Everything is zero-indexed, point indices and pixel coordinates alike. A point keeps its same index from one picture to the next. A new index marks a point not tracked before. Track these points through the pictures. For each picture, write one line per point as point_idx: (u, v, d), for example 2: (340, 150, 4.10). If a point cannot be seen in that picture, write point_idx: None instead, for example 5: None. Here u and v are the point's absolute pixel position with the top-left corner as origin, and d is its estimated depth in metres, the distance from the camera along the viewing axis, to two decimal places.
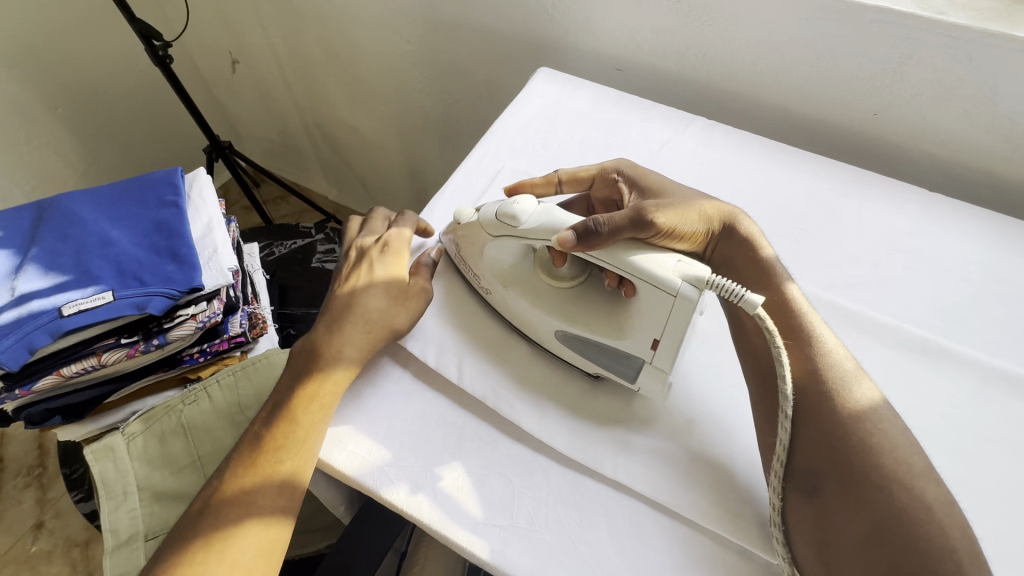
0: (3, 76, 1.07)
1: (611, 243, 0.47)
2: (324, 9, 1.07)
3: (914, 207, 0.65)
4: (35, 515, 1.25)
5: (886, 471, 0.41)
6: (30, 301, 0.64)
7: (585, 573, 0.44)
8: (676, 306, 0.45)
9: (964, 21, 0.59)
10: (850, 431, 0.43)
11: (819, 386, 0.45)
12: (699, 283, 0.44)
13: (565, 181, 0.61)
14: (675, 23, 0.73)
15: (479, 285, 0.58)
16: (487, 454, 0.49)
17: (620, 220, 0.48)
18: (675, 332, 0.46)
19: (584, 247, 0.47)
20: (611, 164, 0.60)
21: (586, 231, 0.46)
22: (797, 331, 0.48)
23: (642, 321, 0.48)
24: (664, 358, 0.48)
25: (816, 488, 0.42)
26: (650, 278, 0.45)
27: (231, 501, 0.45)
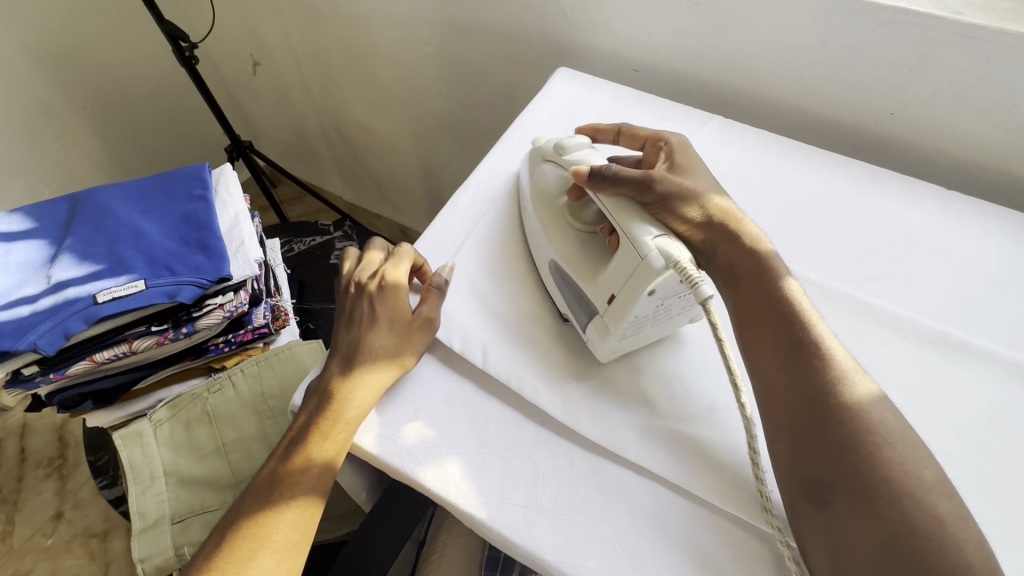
0: (34, 76, 1.11)
1: (615, 192, 0.53)
2: (346, 12, 1.10)
3: (932, 205, 0.65)
4: (55, 505, 1.28)
5: (895, 486, 0.39)
6: (66, 289, 0.67)
7: (607, 552, 0.45)
8: (638, 267, 0.48)
9: (981, 22, 0.60)
10: (859, 444, 0.41)
11: (827, 397, 0.43)
12: (667, 259, 0.46)
13: (623, 133, 0.66)
14: (692, 25, 0.75)
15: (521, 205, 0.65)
16: (511, 438, 0.51)
17: (626, 177, 0.52)
18: (629, 295, 0.48)
19: (589, 185, 0.54)
20: (666, 134, 0.63)
21: (597, 173, 0.53)
22: (804, 342, 0.46)
23: (611, 273, 0.51)
24: (613, 317, 0.50)
25: (826, 499, 0.41)
26: (631, 236, 0.49)
27: (247, 536, 0.46)
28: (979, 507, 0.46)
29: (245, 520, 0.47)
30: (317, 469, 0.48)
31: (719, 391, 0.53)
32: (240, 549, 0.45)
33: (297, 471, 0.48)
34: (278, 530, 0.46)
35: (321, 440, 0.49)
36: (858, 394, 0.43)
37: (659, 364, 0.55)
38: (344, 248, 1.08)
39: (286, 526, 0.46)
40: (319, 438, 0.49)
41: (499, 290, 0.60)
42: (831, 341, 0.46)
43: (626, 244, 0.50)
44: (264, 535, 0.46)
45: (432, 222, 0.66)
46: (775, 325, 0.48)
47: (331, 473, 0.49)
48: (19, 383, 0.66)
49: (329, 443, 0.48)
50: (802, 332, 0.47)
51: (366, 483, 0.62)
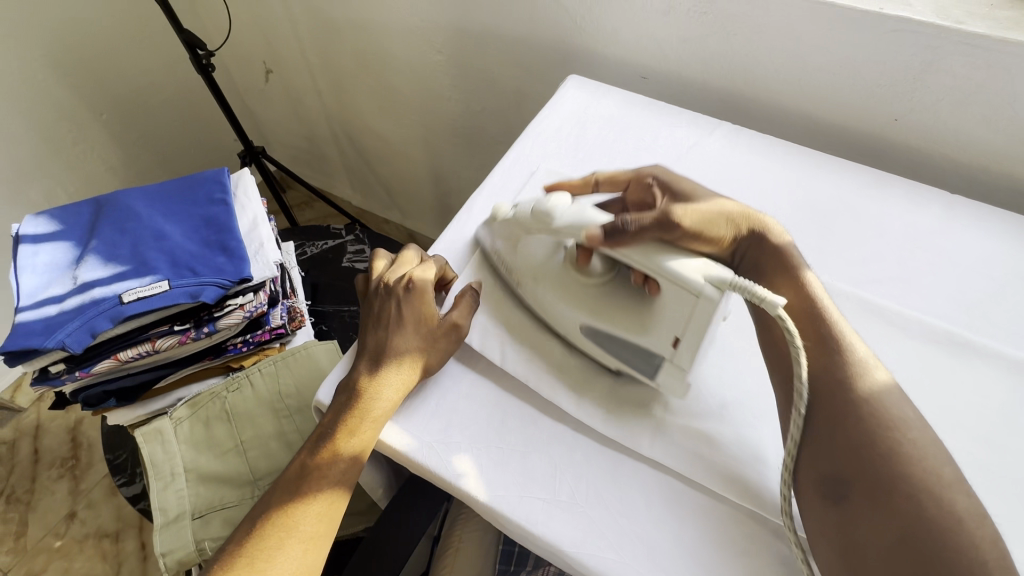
0: (54, 83, 1.13)
1: (639, 243, 0.50)
2: (359, 21, 1.13)
3: (937, 208, 0.67)
4: (68, 505, 1.29)
5: (913, 482, 0.41)
6: (92, 289, 0.69)
7: (624, 543, 0.46)
8: (697, 305, 0.47)
9: (983, 31, 0.62)
10: (878, 440, 0.43)
11: (847, 395, 0.45)
12: (721, 287, 0.45)
13: (602, 181, 0.63)
14: (701, 33, 0.77)
15: (511, 279, 0.61)
16: (530, 433, 0.52)
17: (646, 220, 0.50)
18: (695, 332, 0.48)
19: (609, 244, 0.51)
20: (648, 171, 0.61)
21: (612, 231, 0.50)
22: (826, 339, 0.48)
23: (666, 315, 0.50)
24: (684, 356, 0.50)
25: (842, 496, 0.43)
26: (677, 278, 0.47)
27: (276, 524, 0.48)
28: (986, 501, 0.48)
29: (275, 509, 0.49)
30: (344, 464, 0.50)
31: (731, 388, 0.54)
32: (269, 537, 0.47)
33: (324, 465, 0.50)
34: (306, 521, 0.48)
35: (349, 437, 0.50)
36: (878, 391, 0.45)
37: None
38: (357, 251, 1.09)
39: (312, 518, 0.48)
40: (346, 435, 0.50)
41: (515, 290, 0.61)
42: (854, 340, 0.49)
43: (671, 286, 0.48)
44: (292, 525, 0.48)
45: (448, 224, 0.68)
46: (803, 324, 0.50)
47: (357, 470, 0.50)
48: (45, 380, 0.69)
49: (356, 440, 0.50)
50: (827, 331, 0.49)
51: (385, 479, 0.63)
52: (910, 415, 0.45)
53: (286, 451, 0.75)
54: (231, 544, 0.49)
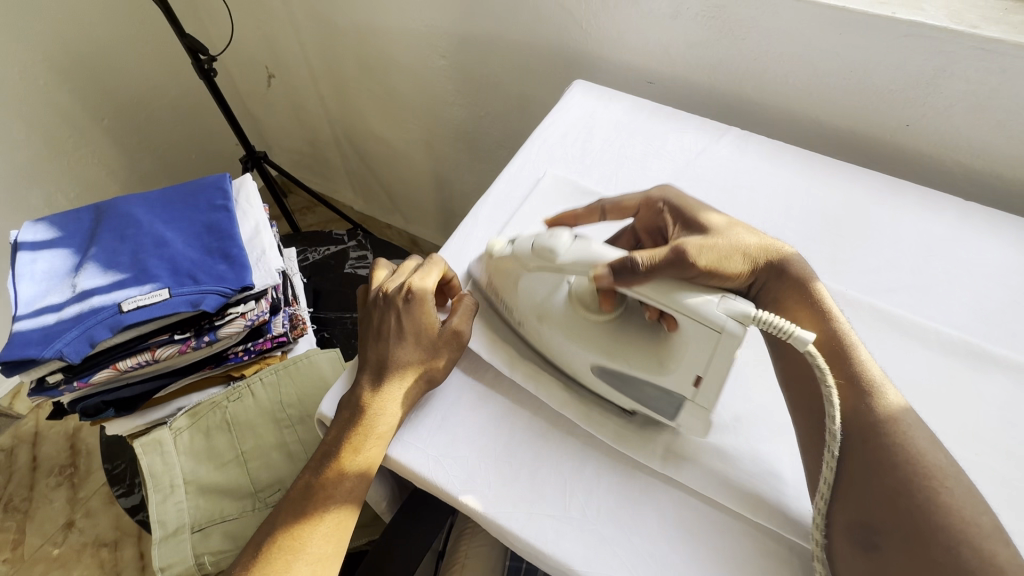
0: (55, 88, 1.12)
1: (655, 279, 0.45)
2: (362, 26, 1.12)
3: (951, 215, 0.66)
4: (66, 514, 1.27)
5: (952, 534, 0.39)
6: (91, 297, 0.67)
7: (637, 562, 0.45)
8: (720, 342, 0.43)
9: (998, 35, 0.61)
10: (915, 489, 0.41)
11: (883, 440, 0.44)
12: (745, 321, 0.42)
13: (609, 209, 0.61)
14: (708, 38, 0.76)
15: (512, 318, 0.57)
16: (539, 447, 0.51)
17: (660, 258, 0.47)
18: (718, 370, 0.45)
19: (620, 283, 0.46)
20: (658, 194, 0.59)
21: (624, 270, 0.46)
22: (855, 379, 0.47)
23: (686, 356, 0.46)
24: (707, 395, 0.46)
25: (875, 544, 0.41)
26: (697, 316, 0.43)
27: (282, 546, 0.47)
28: (1011, 518, 0.46)
29: (280, 531, 0.48)
30: (350, 483, 0.49)
31: (745, 400, 0.53)
32: (276, 560, 0.46)
33: (330, 484, 0.49)
34: (313, 543, 0.47)
35: (354, 455, 0.49)
36: (914, 438, 0.44)
37: None
38: (359, 257, 1.08)
39: (319, 539, 0.47)
40: (350, 453, 0.49)
41: None
42: (882, 379, 0.47)
43: (691, 323, 0.44)
44: (299, 547, 0.47)
45: (454, 232, 0.66)
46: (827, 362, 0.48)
47: (363, 488, 0.49)
48: (42, 391, 0.67)
49: (361, 459, 0.49)
50: (853, 369, 0.47)
51: (389, 491, 0.62)
52: (945, 460, 0.43)
53: (287, 462, 0.74)
54: (238, 566, 0.48)
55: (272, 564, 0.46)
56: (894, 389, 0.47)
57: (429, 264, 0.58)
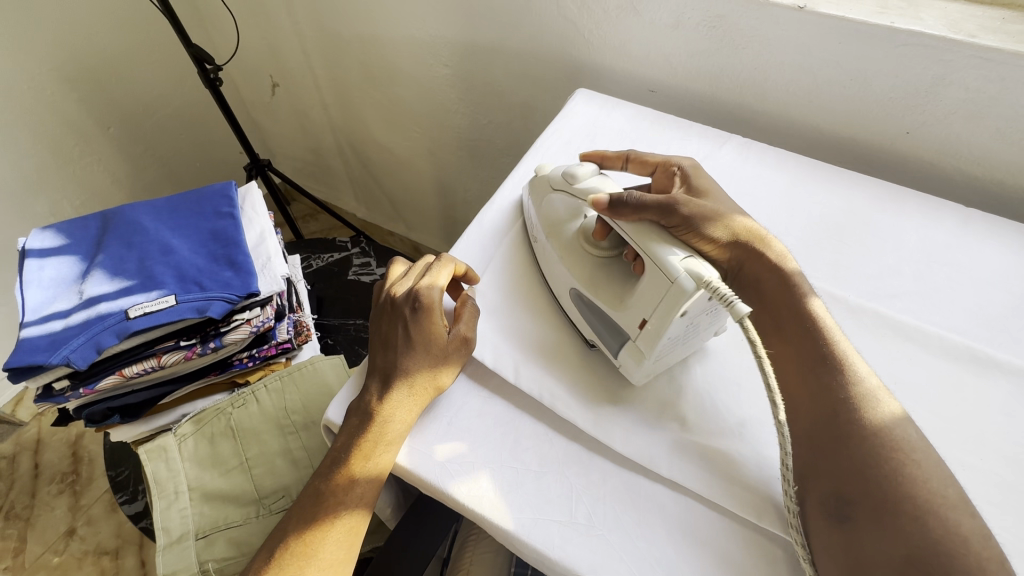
0: (62, 97, 1.14)
1: (639, 219, 0.52)
2: (366, 35, 1.13)
3: (952, 222, 0.66)
4: (67, 522, 1.27)
5: (918, 501, 0.41)
6: (98, 304, 0.68)
7: (643, 567, 0.45)
8: (669, 292, 0.47)
9: (996, 44, 0.62)
10: (881, 460, 0.43)
11: (852, 414, 0.46)
12: (697, 280, 0.46)
13: (632, 160, 0.66)
14: (709, 47, 0.77)
15: (530, 235, 0.64)
16: (544, 452, 0.51)
17: (649, 202, 0.52)
18: (662, 318, 0.48)
19: (610, 213, 0.53)
20: (678, 160, 0.63)
21: (619, 199, 0.52)
22: (829, 358, 0.49)
23: (640, 298, 0.50)
24: (647, 341, 0.50)
25: (846, 515, 0.43)
26: (658, 261, 0.48)
27: (295, 552, 0.47)
28: (1019, 525, 0.46)
29: (293, 537, 0.48)
30: (361, 490, 0.49)
31: (749, 406, 0.53)
32: (289, 565, 0.47)
33: (341, 490, 0.49)
34: (325, 548, 0.47)
35: (364, 462, 0.49)
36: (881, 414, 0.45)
37: (687, 379, 0.55)
38: (362, 264, 1.09)
39: (332, 545, 0.48)
40: (360, 461, 0.49)
41: (526, 306, 0.61)
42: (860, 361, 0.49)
43: (653, 268, 0.49)
44: (311, 553, 0.47)
45: (459, 238, 0.67)
46: (802, 342, 0.51)
47: (373, 494, 0.49)
48: (48, 398, 0.67)
49: (372, 465, 0.49)
50: (828, 350, 0.50)
51: (394, 498, 0.62)
52: (914, 436, 0.44)
53: (292, 468, 0.74)
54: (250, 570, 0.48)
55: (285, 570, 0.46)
56: (892, 400, 0.47)
57: (438, 266, 0.58)
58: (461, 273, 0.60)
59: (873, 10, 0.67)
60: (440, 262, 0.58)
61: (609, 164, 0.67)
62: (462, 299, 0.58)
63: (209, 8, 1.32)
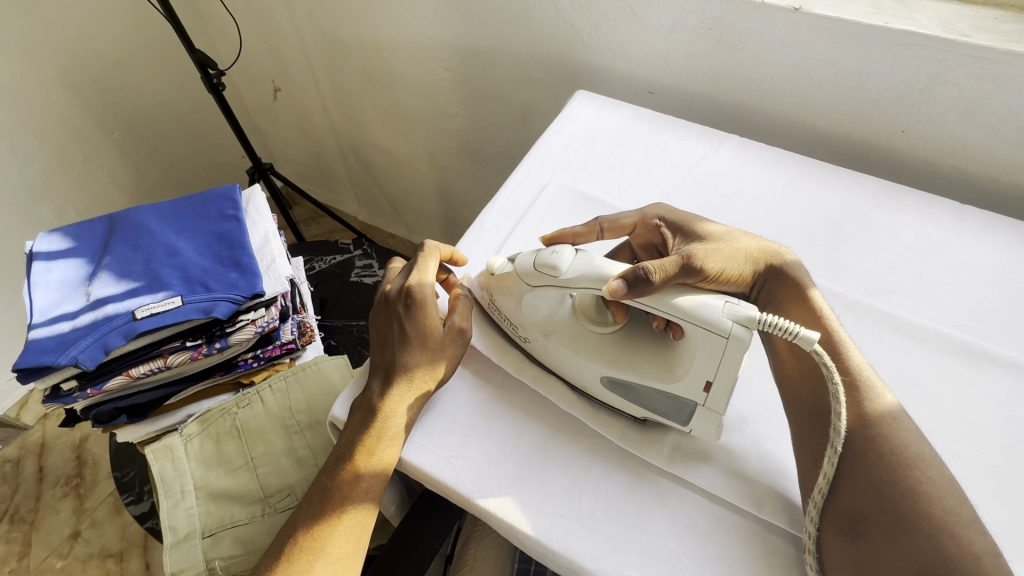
0: (67, 103, 1.15)
1: (664, 286, 0.47)
2: (367, 40, 1.14)
3: (948, 218, 0.67)
4: (72, 525, 1.28)
5: (933, 520, 0.41)
6: (105, 306, 0.69)
7: (645, 558, 0.45)
8: (728, 347, 0.45)
9: (988, 43, 0.63)
10: (897, 477, 0.43)
11: (868, 431, 0.45)
12: (750, 324, 0.44)
13: (608, 228, 0.61)
14: (706, 48, 0.78)
15: (515, 334, 0.57)
16: (547, 447, 0.52)
17: (668, 267, 0.48)
18: (728, 374, 0.46)
19: (634, 294, 0.47)
20: (652, 212, 0.61)
21: (634, 281, 0.46)
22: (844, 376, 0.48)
23: (693, 361, 0.47)
24: (718, 400, 0.47)
25: (859, 531, 0.43)
26: (706, 324, 0.44)
27: (304, 548, 0.48)
28: (1015, 515, 0.47)
29: (300, 533, 0.49)
30: (366, 484, 0.50)
31: (749, 401, 0.54)
32: (298, 561, 0.47)
33: (346, 486, 0.50)
34: (334, 543, 0.48)
35: (368, 457, 0.50)
36: (896, 430, 0.45)
37: None
38: (365, 266, 1.10)
39: (340, 539, 0.48)
40: (365, 456, 0.50)
41: None
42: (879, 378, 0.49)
43: (699, 330, 0.45)
44: (320, 548, 0.48)
45: (462, 238, 0.68)
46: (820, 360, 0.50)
47: (379, 488, 0.50)
48: (56, 398, 0.68)
49: (376, 460, 0.50)
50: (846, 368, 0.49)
51: (398, 495, 0.62)
52: (927, 453, 0.45)
53: (297, 467, 0.74)
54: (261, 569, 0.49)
55: (295, 566, 0.47)
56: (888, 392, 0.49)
57: (425, 258, 0.59)
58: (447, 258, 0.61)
59: (867, 11, 0.68)
60: (424, 253, 0.59)
61: (583, 241, 0.61)
62: (454, 292, 0.59)
63: (212, 14, 1.34)
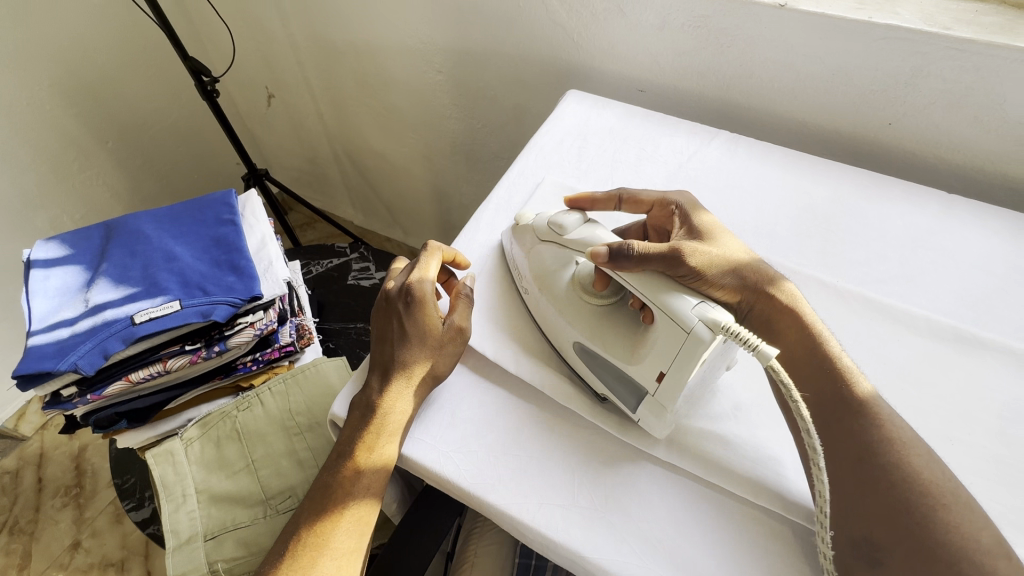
0: (62, 113, 1.15)
1: (641, 270, 0.50)
2: (360, 44, 1.15)
3: (935, 207, 0.68)
4: (71, 535, 1.27)
5: (953, 550, 0.40)
6: (104, 311, 0.69)
7: (645, 547, 0.46)
8: (687, 343, 0.45)
9: (968, 35, 0.64)
10: (914, 506, 0.42)
11: (881, 459, 0.44)
12: (714, 328, 0.44)
13: (626, 201, 0.63)
14: (695, 46, 0.79)
15: (520, 284, 0.62)
16: (545, 440, 0.52)
17: (653, 250, 0.50)
18: (680, 371, 0.47)
19: (613, 265, 0.50)
20: (674, 197, 0.61)
21: (620, 250, 0.50)
22: (849, 401, 0.47)
23: (653, 350, 0.49)
24: (666, 395, 0.48)
25: (879, 560, 0.42)
26: (672, 313, 0.46)
27: (307, 544, 0.48)
28: (1009, 496, 0.48)
29: (304, 530, 0.49)
30: (366, 480, 0.50)
31: (743, 390, 0.55)
32: (301, 557, 0.48)
33: (348, 483, 0.50)
34: (337, 539, 0.49)
35: (368, 454, 0.50)
36: (909, 454, 0.44)
37: None
38: (362, 269, 1.10)
39: (343, 535, 0.49)
40: (364, 452, 0.50)
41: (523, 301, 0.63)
42: (876, 398, 0.48)
43: (663, 318, 0.47)
44: (323, 543, 0.48)
45: (457, 236, 0.69)
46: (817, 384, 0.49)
47: (380, 484, 0.51)
48: (56, 405, 0.68)
49: (376, 456, 0.50)
50: (847, 391, 0.48)
51: (399, 494, 0.63)
52: (943, 478, 0.43)
53: (297, 469, 0.74)
54: (265, 566, 0.50)
55: (298, 562, 0.48)
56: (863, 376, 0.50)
57: (426, 257, 0.59)
58: (449, 259, 0.62)
59: (851, 7, 0.69)
60: (427, 253, 0.60)
61: (600, 208, 0.64)
62: (455, 291, 0.59)
63: (205, 22, 1.34)
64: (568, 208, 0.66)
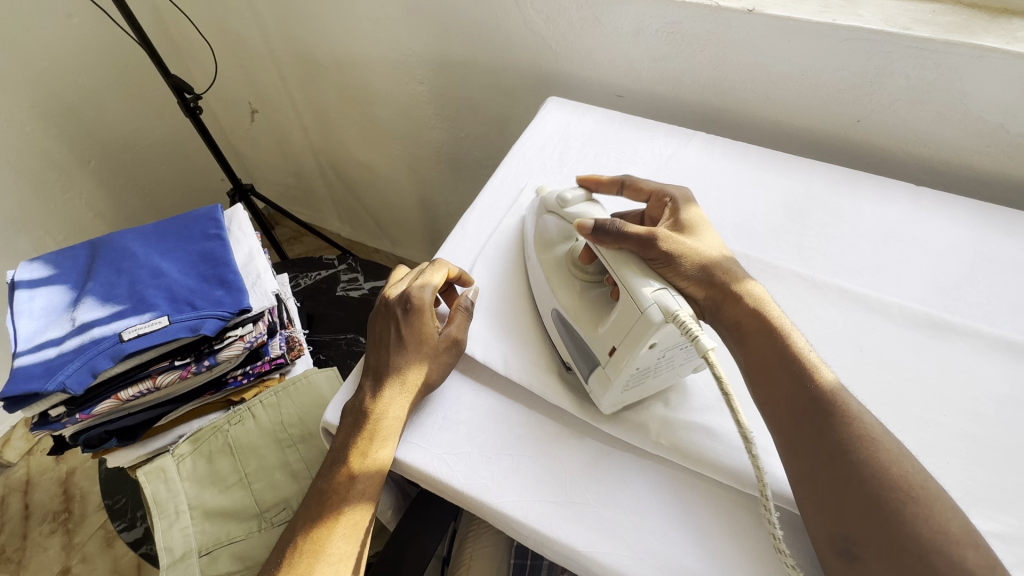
0: (42, 134, 1.15)
1: (617, 247, 0.54)
2: (343, 57, 1.16)
3: (904, 200, 0.71)
4: (61, 561, 1.25)
5: (924, 541, 0.40)
6: (91, 329, 0.69)
7: (636, 539, 0.47)
8: (639, 321, 0.48)
9: (927, 34, 0.67)
10: (883, 501, 0.42)
11: (852, 456, 0.44)
12: (664, 312, 0.46)
13: (628, 186, 0.65)
14: (669, 51, 0.81)
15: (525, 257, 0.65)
16: (535, 440, 0.53)
17: (631, 233, 0.53)
18: (628, 346, 0.48)
19: (593, 238, 0.55)
20: (670, 190, 0.63)
21: (602, 226, 0.54)
22: (822, 403, 0.47)
23: (612, 326, 0.51)
24: (613, 368, 0.50)
25: (855, 555, 0.41)
26: (633, 295, 0.49)
27: (304, 550, 0.49)
28: (985, 474, 0.49)
29: (301, 536, 0.50)
30: (361, 486, 0.51)
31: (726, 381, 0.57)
32: (297, 563, 0.48)
33: (343, 489, 0.51)
34: (333, 545, 0.49)
35: (361, 460, 0.51)
36: (880, 453, 0.44)
37: None
38: (350, 280, 1.10)
39: (339, 541, 0.49)
40: (358, 457, 0.51)
41: (511, 306, 0.64)
42: (845, 395, 0.47)
43: (625, 298, 0.50)
44: (320, 549, 0.49)
45: (444, 243, 0.70)
46: (787, 383, 0.49)
47: (375, 489, 0.51)
48: (45, 424, 0.68)
49: (370, 461, 0.51)
50: (816, 389, 0.48)
51: (393, 500, 0.63)
52: (916, 471, 0.43)
53: (292, 481, 0.75)
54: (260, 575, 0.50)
55: (293, 569, 0.48)
56: (828, 368, 0.50)
57: (431, 269, 0.61)
58: (455, 275, 0.62)
59: (817, 10, 0.72)
60: (432, 265, 0.61)
61: (603, 190, 0.66)
62: (457, 303, 0.60)
63: (186, 41, 1.35)
64: (578, 185, 0.69)
